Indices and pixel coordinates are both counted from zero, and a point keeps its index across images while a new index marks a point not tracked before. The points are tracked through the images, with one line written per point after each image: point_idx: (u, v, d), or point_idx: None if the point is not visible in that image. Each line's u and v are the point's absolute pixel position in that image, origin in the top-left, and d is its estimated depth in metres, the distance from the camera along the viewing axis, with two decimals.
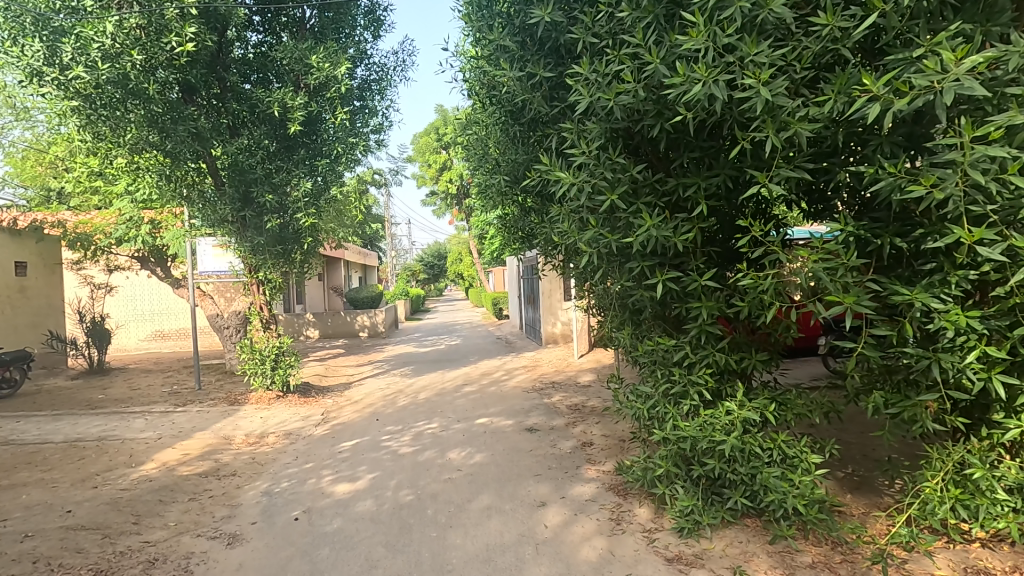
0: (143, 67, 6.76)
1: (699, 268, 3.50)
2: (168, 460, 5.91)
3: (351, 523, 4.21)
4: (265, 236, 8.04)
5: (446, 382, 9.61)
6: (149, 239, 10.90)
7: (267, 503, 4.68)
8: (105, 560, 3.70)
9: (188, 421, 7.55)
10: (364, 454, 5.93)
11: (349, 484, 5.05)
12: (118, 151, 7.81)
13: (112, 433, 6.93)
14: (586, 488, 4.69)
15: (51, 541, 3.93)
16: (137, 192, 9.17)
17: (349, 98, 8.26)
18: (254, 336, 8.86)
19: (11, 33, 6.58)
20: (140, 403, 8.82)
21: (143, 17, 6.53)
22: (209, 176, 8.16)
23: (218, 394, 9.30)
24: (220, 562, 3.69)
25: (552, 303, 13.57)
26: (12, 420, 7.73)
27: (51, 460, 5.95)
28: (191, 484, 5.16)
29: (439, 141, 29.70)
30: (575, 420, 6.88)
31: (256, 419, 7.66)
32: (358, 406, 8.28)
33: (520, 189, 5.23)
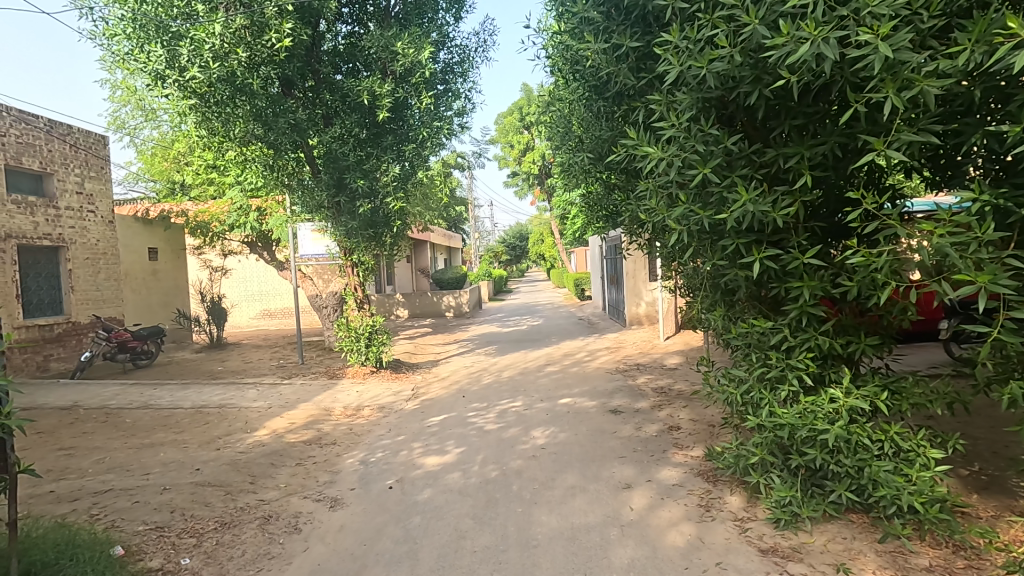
0: (248, 65, 7.27)
1: (800, 244, 3.24)
2: (277, 428, 6.46)
3: (440, 494, 4.40)
4: (358, 220, 8.47)
5: (529, 362, 9.73)
6: (257, 225, 11.85)
7: (364, 471, 4.99)
8: (228, 513, 4.13)
9: (293, 393, 8.22)
10: (451, 429, 6.16)
11: (438, 457, 5.27)
12: (229, 145, 8.46)
13: (230, 402, 7.68)
14: (673, 473, 4.58)
15: (184, 495, 4.44)
16: (246, 182, 9.96)
17: (433, 82, 8.42)
18: (350, 315, 9.40)
19: (138, 42, 7.24)
20: (253, 375, 9.70)
21: (247, 18, 6.99)
22: (307, 165, 8.66)
23: (319, 369, 10.03)
24: (324, 523, 4.01)
25: (636, 284, 13.24)
26: (150, 387, 8.78)
27: (182, 423, 6.70)
28: (297, 451, 5.62)
29: (522, 120, 29.63)
30: (661, 403, 6.71)
31: (353, 393, 8.18)
32: (446, 383, 8.58)
33: (605, 166, 5.10)
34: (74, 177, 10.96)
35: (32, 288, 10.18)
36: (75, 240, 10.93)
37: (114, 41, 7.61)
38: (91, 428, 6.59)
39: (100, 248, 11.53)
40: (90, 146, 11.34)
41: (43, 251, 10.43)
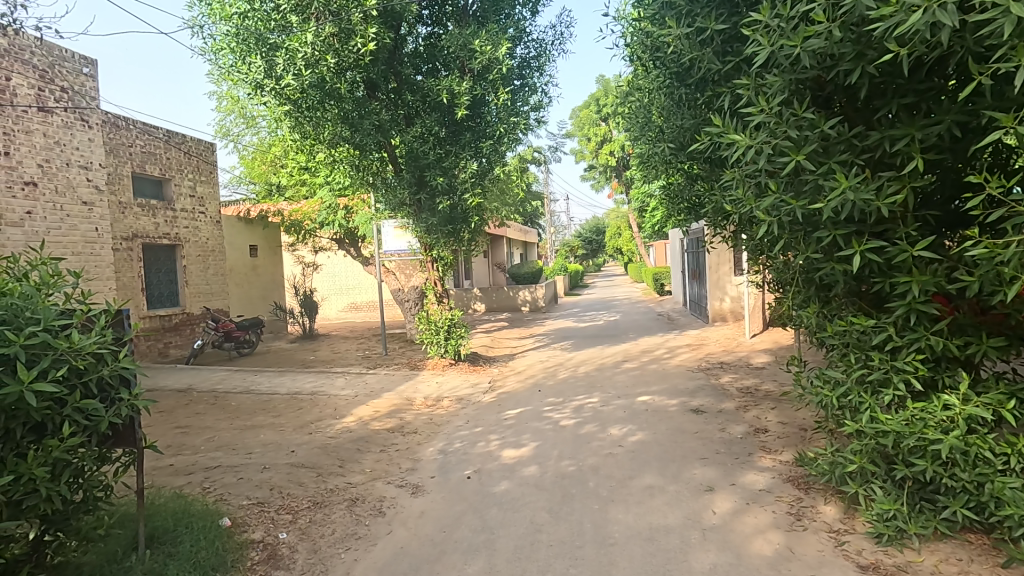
0: (336, 71, 7.61)
1: (909, 235, 2.95)
2: (363, 415, 6.81)
3: (516, 486, 4.45)
4: (437, 217, 8.73)
5: (606, 358, 9.61)
6: (345, 223, 12.50)
7: (443, 460, 5.15)
8: (319, 493, 4.41)
9: (378, 382, 8.63)
10: (527, 423, 6.20)
11: (514, 450, 5.33)
12: (320, 147, 8.96)
13: (320, 389, 8.19)
14: (759, 478, 4.35)
15: (281, 474, 4.79)
16: (335, 182, 10.53)
17: (509, 77, 8.50)
18: (430, 309, 9.71)
19: (241, 54, 7.82)
20: (341, 365, 10.29)
21: (335, 25, 7.29)
22: (389, 165, 9.02)
23: (401, 360, 10.46)
24: (406, 508, 4.18)
25: (720, 278, 12.66)
26: (251, 374, 9.55)
27: (279, 407, 7.24)
28: (381, 438, 5.89)
29: (599, 112, 29.14)
30: (746, 404, 6.39)
31: (432, 384, 8.47)
32: (522, 377, 8.67)
33: (687, 155, 4.92)
34: (187, 182, 12.10)
35: (154, 283, 11.35)
36: (189, 239, 12.07)
37: (221, 55, 8.29)
38: (203, 409, 7.28)
39: (209, 246, 12.66)
40: (201, 153, 12.45)
41: (162, 249, 11.59)
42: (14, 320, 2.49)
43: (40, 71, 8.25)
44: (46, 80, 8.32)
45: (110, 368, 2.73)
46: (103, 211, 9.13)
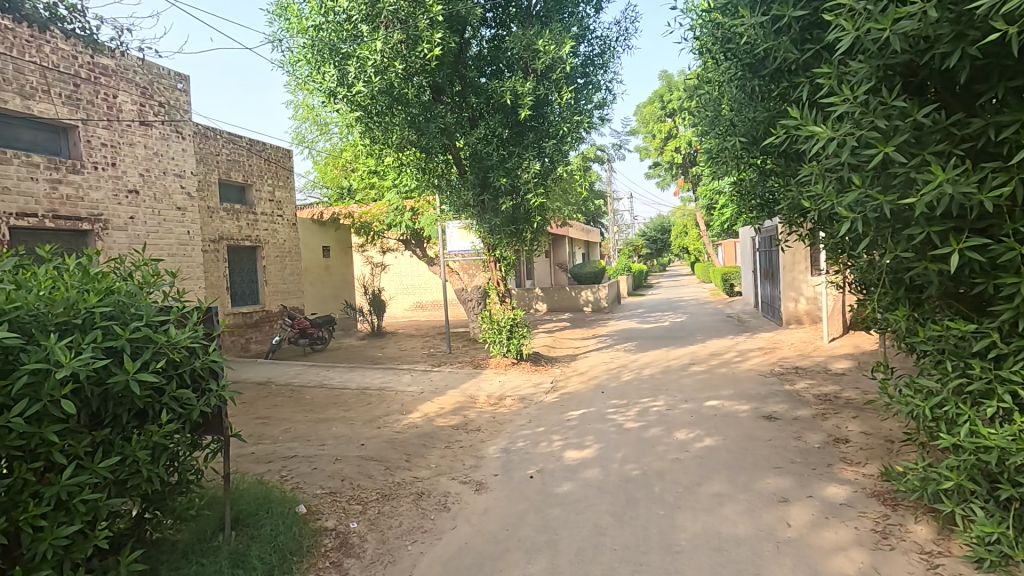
0: (403, 76, 7.82)
1: (1017, 232, 2.68)
2: (428, 412, 6.98)
3: (579, 488, 4.42)
4: (501, 217, 8.82)
5: (672, 360, 9.35)
6: (411, 224, 12.84)
7: (505, 459, 5.19)
8: (388, 486, 4.56)
9: (442, 380, 8.82)
10: (590, 424, 6.14)
11: (577, 452, 5.28)
12: (388, 151, 9.24)
13: (387, 385, 8.48)
14: (840, 491, 4.08)
15: (352, 466, 5.00)
16: (402, 185, 10.85)
17: (573, 76, 8.44)
18: (493, 308, 9.82)
19: (316, 64, 8.20)
20: (407, 362, 10.60)
21: (403, 32, 7.48)
22: (454, 167, 9.18)
23: (464, 358, 10.64)
24: (470, 504, 4.24)
25: (795, 278, 12.00)
26: (324, 369, 10.03)
27: (350, 402, 7.56)
28: (446, 434, 6.01)
29: (664, 108, 28.39)
30: (825, 412, 6.02)
31: (495, 382, 8.56)
32: (585, 378, 8.61)
33: (761, 150, 4.70)
34: (267, 187, 12.87)
35: (237, 282, 12.15)
36: (268, 240, 12.82)
37: (298, 66, 8.75)
38: (281, 401, 7.72)
39: (287, 247, 13.39)
40: (279, 159, 13.20)
41: (245, 251, 12.38)
42: (121, 315, 2.73)
43: (141, 88, 9.02)
44: (147, 96, 9.09)
45: (201, 360, 2.96)
46: (194, 215, 9.87)
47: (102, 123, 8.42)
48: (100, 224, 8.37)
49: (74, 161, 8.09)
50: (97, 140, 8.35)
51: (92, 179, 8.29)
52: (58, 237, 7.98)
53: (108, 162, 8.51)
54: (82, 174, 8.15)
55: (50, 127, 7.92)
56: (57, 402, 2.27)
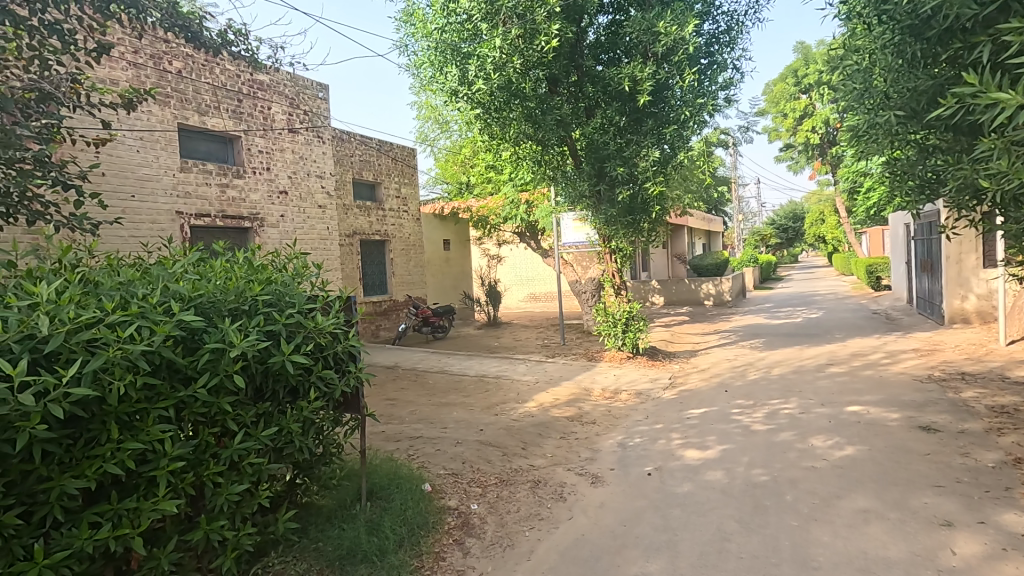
0: (522, 71, 7.93)
1: None
2: (543, 402, 7.07)
3: (701, 490, 4.22)
4: (617, 208, 8.66)
5: (806, 360, 8.58)
6: (526, 217, 13.01)
7: (622, 454, 5.11)
8: (505, 472, 4.70)
9: (557, 371, 8.89)
10: (712, 423, 5.83)
11: (698, 452, 5.05)
12: (505, 146, 9.38)
13: (504, 374, 8.72)
14: (1023, 520, 3.49)
15: (471, 450, 5.22)
16: (518, 178, 11.04)
17: (696, 57, 8.01)
18: (607, 301, 9.71)
19: (439, 66, 8.55)
20: (522, 352, 10.83)
21: (521, 27, 7.57)
22: (570, 158, 9.16)
23: (579, 350, 10.64)
24: (586, 496, 4.24)
25: (961, 271, 10.43)
26: (445, 356, 10.57)
27: (469, 388, 7.90)
28: (561, 425, 6.05)
29: (799, 85, 25.90)
30: (1001, 427, 5.17)
31: (611, 376, 8.45)
32: (706, 375, 8.20)
33: (923, 123, 4.15)
34: (394, 185, 13.78)
35: (369, 273, 13.18)
36: (395, 235, 13.74)
37: (423, 69, 9.21)
38: (407, 385, 8.27)
39: (411, 240, 14.26)
40: (405, 158, 14.09)
41: (375, 244, 13.37)
42: (279, 303, 3.08)
43: (290, 99, 10.06)
44: (294, 106, 10.13)
45: (342, 345, 3.26)
46: (333, 212, 10.86)
47: (259, 133, 9.52)
48: (258, 222, 9.50)
49: (237, 167, 9.24)
50: (255, 148, 9.47)
51: (252, 182, 9.42)
52: (226, 234, 9.18)
53: (264, 167, 9.61)
54: (243, 179, 9.30)
55: (218, 138, 9.11)
56: (230, 377, 2.62)
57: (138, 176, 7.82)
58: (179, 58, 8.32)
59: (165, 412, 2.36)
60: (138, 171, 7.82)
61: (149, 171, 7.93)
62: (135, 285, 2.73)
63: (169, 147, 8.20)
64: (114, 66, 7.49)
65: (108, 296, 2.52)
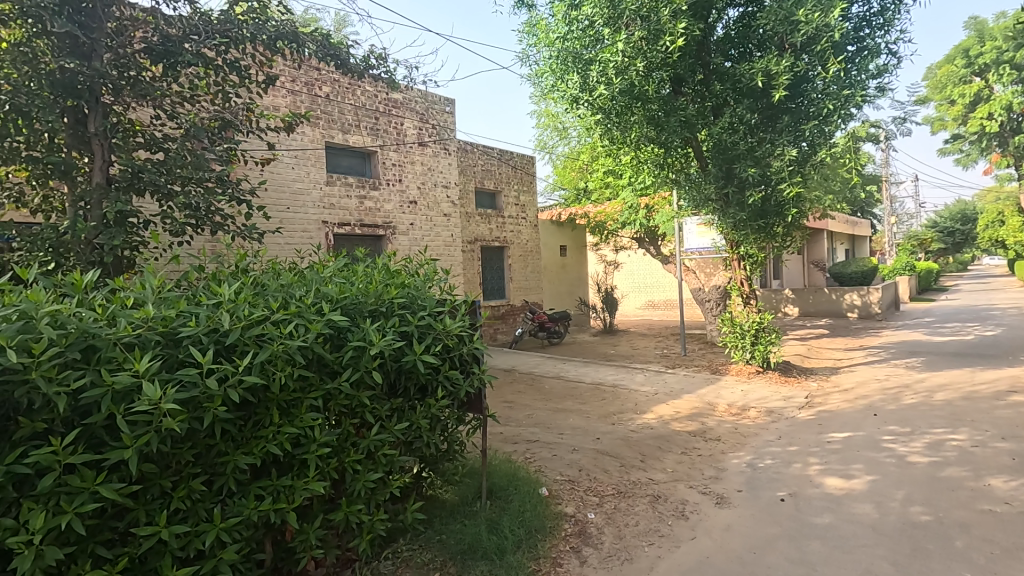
0: (644, 73, 7.75)
1: None
2: (663, 414, 6.81)
3: (845, 523, 3.80)
4: (747, 211, 8.12)
5: (979, 385, 7.38)
6: (646, 222, 12.64)
7: (751, 475, 4.77)
8: (623, 484, 4.59)
9: (678, 382, 8.53)
10: (858, 450, 5.22)
11: (841, 480, 4.56)
12: (626, 150, 9.20)
13: (622, 383, 8.54)
14: None
15: (588, 458, 5.18)
16: (638, 182, 10.79)
17: (843, 44, 7.33)
18: (734, 311, 9.15)
19: (559, 74, 8.62)
20: (640, 361, 10.53)
21: (645, 29, 7.39)
22: (695, 160, 8.80)
23: (701, 362, 10.11)
24: (710, 517, 4.01)
25: None
26: (562, 361, 10.60)
27: (585, 395, 7.85)
28: (682, 439, 5.79)
29: (970, 65, 22.42)
30: None
31: (737, 391, 7.91)
32: (850, 396, 7.37)
33: None
34: (513, 193, 14.16)
35: (488, 278, 13.64)
36: (513, 241, 14.08)
37: (544, 78, 9.36)
38: (524, 388, 8.42)
39: (529, 246, 14.53)
40: (524, 166, 14.44)
41: (494, 251, 13.81)
42: (412, 305, 3.28)
43: (420, 114, 10.76)
44: (424, 120, 10.83)
45: (467, 347, 3.39)
46: (457, 220, 11.42)
47: (393, 147, 10.30)
48: (390, 230, 10.25)
49: (374, 179, 10.05)
50: (389, 162, 10.26)
51: (385, 194, 10.19)
52: (363, 241, 10.02)
53: (396, 179, 10.37)
54: (379, 191, 10.09)
55: (359, 153, 9.98)
56: (369, 373, 2.84)
57: (293, 190, 8.81)
58: (328, 83, 9.26)
59: (315, 402, 2.63)
60: (293, 186, 8.81)
61: (302, 185, 8.91)
62: (294, 287, 3.09)
63: (317, 163, 9.14)
64: (276, 95, 8.53)
65: (273, 297, 2.87)
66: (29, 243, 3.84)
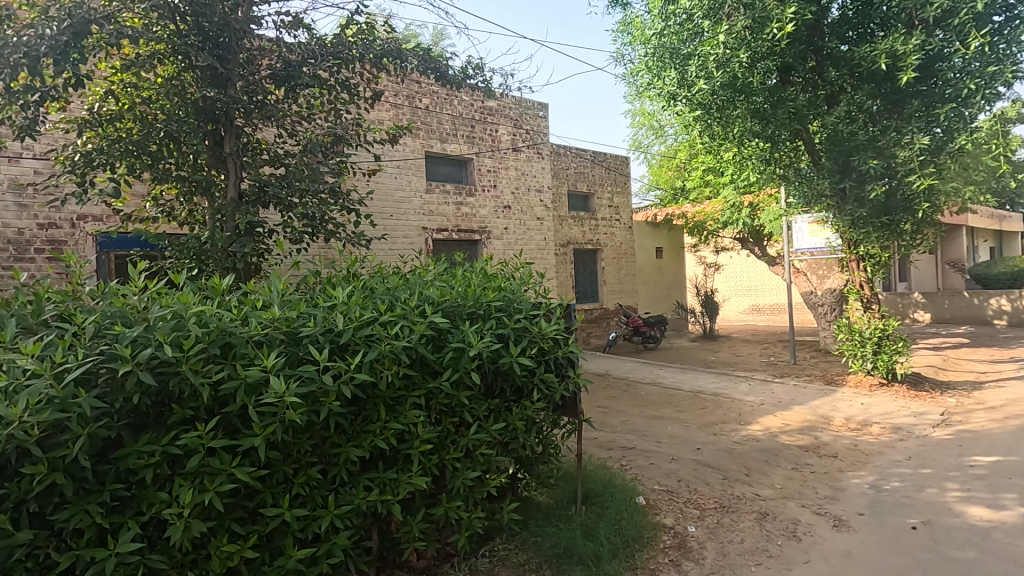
0: (749, 64, 7.33)
1: None
2: (771, 426, 6.37)
3: (993, 560, 3.34)
4: (868, 207, 7.40)
5: None
6: (749, 221, 11.93)
7: (874, 498, 4.33)
8: (726, 498, 4.35)
9: (787, 393, 7.94)
10: (1009, 477, 4.56)
11: (988, 510, 4.00)
12: (728, 146, 8.74)
13: (724, 392, 8.10)
14: None
15: (688, 468, 4.96)
16: (741, 180, 10.23)
17: (987, 16, 6.53)
18: (852, 316, 8.37)
19: (656, 71, 8.39)
20: (744, 369, 9.94)
21: (750, 17, 6.96)
22: (806, 153, 8.20)
23: (814, 371, 9.34)
24: (826, 540, 3.70)
25: None
26: (658, 367, 10.27)
27: (684, 403, 7.54)
28: (793, 454, 5.38)
29: None
30: None
31: (857, 404, 7.22)
32: (997, 415, 6.46)
33: None
34: (607, 194, 13.97)
35: (582, 281, 13.54)
36: (607, 243, 13.88)
37: (639, 77, 9.16)
38: (619, 394, 8.25)
39: (623, 248, 14.26)
40: (618, 167, 14.20)
41: (588, 254, 13.69)
42: (508, 308, 3.34)
43: (514, 120, 10.95)
44: (518, 126, 11.00)
45: (563, 350, 3.39)
46: (550, 223, 11.48)
47: (488, 154, 10.57)
48: (485, 234, 10.50)
49: (470, 186, 10.36)
50: (485, 168, 10.53)
51: (481, 199, 10.47)
52: (460, 245, 10.35)
53: (491, 184, 10.62)
54: (475, 197, 10.39)
55: (456, 161, 10.33)
56: (468, 373, 2.93)
57: (396, 199, 9.31)
58: (428, 95, 9.69)
59: (418, 400, 2.76)
60: (396, 194, 9.31)
61: (404, 194, 9.39)
62: (399, 290, 3.26)
63: (418, 173, 9.59)
64: (381, 109, 9.07)
65: (380, 300, 3.05)
66: (178, 252, 4.37)
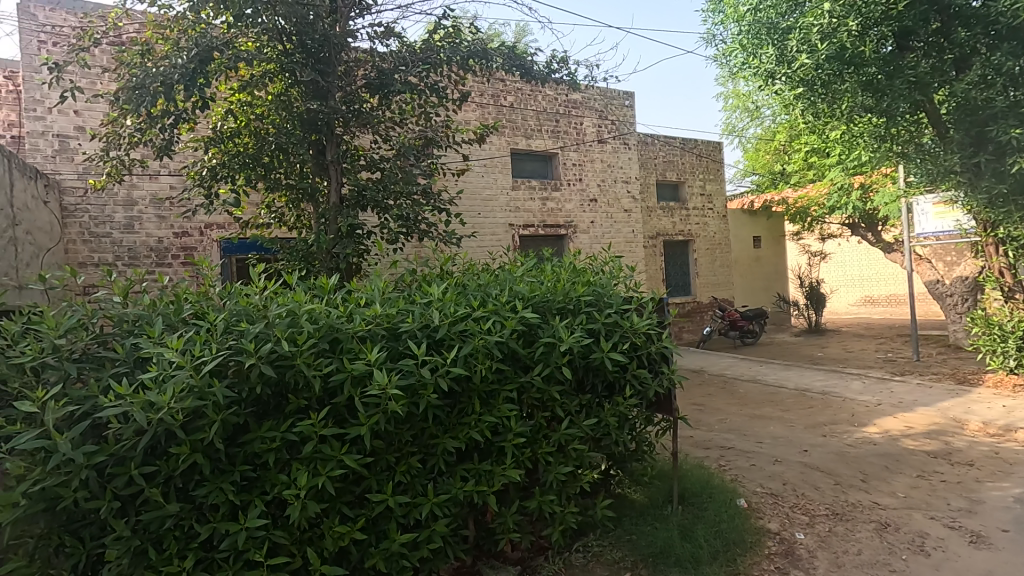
0: (859, 33, 6.70)
1: None
2: (890, 428, 5.81)
3: None
4: (1009, 183, 6.51)
5: None
6: (861, 204, 10.93)
7: (1021, 513, 3.82)
8: (839, 505, 4.03)
9: (909, 392, 7.20)
10: None
11: None
12: (835, 125, 8.05)
13: (833, 390, 7.49)
14: None
15: (794, 472, 4.65)
16: (851, 160, 9.40)
17: None
18: (989, 307, 7.42)
19: (751, 49, 7.90)
20: (857, 365, 9.13)
21: None
22: (930, 127, 7.37)
23: (942, 369, 8.40)
24: (962, 558, 3.32)
25: None
26: (758, 363, 9.70)
27: (788, 402, 7.06)
28: (918, 460, 4.88)
29: None
30: None
31: (997, 406, 6.40)
32: None
33: None
34: (698, 183, 13.38)
35: (672, 274, 13.08)
36: (699, 234, 13.30)
37: (732, 57, 8.67)
38: (715, 391, 7.89)
39: (717, 239, 13.60)
40: (710, 153, 13.55)
41: (678, 245, 13.20)
42: (598, 302, 3.30)
43: (599, 112, 10.78)
44: (603, 118, 10.82)
45: (655, 345, 3.29)
46: (638, 215, 11.20)
47: (573, 148, 10.49)
48: (572, 229, 10.44)
49: (555, 181, 10.34)
50: (570, 162, 10.46)
51: (567, 194, 10.41)
52: (547, 241, 10.38)
53: (577, 178, 10.53)
54: (560, 191, 10.36)
55: (541, 157, 10.36)
56: (559, 368, 2.93)
57: (483, 197, 9.50)
58: (512, 93, 9.77)
59: (511, 394, 2.81)
60: (483, 193, 9.50)
61: (491, 192, 9.57)
62: (490, 287, 3.33)
63: (504, 170, 9.72)
64: (468, 110, 9.28)
65: (472, 296, 3.13)
66: (289, 254, 4.75)
